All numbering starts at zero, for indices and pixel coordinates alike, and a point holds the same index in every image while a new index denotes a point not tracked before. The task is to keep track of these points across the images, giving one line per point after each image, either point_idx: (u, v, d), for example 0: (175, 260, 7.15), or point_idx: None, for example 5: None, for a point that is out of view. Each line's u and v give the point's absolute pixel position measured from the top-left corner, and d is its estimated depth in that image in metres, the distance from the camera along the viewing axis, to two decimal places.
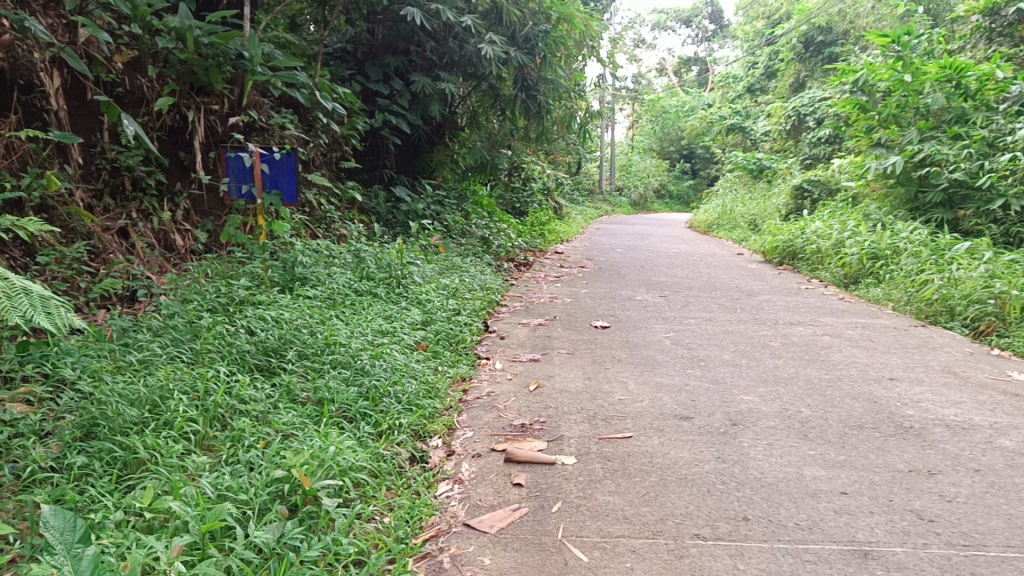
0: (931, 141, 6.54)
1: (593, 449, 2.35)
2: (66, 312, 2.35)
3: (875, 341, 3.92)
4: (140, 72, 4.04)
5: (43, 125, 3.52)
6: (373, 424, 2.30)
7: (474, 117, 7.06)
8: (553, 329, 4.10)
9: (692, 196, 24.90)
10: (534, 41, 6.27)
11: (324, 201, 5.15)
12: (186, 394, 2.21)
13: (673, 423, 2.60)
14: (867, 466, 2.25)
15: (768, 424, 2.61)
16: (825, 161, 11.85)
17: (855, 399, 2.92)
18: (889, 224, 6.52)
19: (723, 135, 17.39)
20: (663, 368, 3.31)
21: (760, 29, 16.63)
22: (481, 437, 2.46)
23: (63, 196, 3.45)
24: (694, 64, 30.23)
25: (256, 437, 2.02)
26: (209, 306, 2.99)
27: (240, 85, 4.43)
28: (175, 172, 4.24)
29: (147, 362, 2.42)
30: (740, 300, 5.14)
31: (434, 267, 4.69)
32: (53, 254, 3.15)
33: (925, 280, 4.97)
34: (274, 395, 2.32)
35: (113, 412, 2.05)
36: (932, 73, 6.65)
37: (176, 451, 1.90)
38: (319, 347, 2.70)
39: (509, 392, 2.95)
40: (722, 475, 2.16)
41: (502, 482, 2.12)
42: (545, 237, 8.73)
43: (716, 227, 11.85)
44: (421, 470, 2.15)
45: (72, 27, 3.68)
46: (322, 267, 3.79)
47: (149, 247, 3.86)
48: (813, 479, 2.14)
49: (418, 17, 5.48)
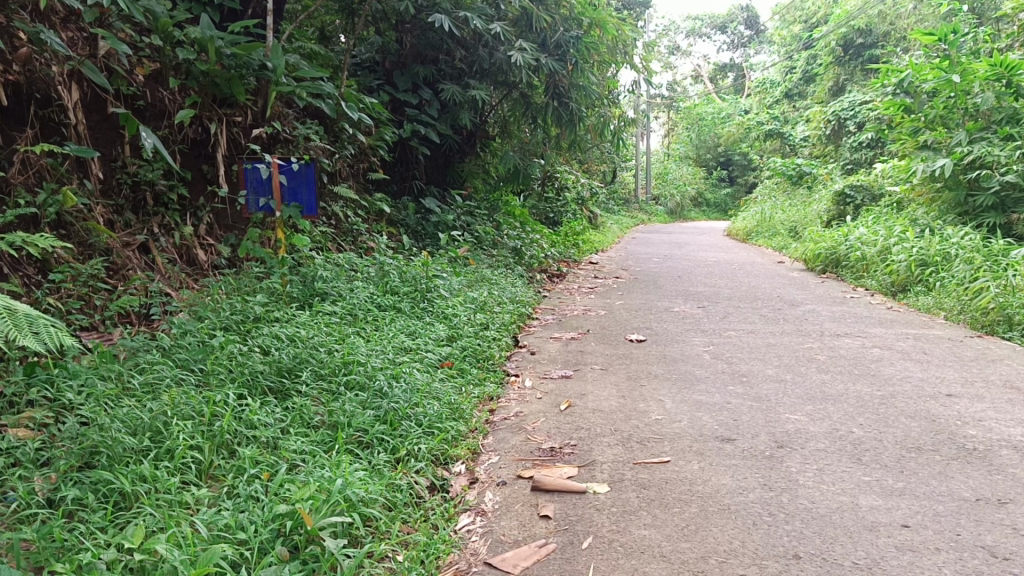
0: (981, 142, 6.29)
1: (627, 476, 2.18)
2: (62, 331, 2.24)
3: (928, 354, 3.70)
4: (161, 84, 3.93)
5: (61, 139, 3.41)
6: (390, 450, 2.15)
7: (505, 126, 6.91)
8: (586, 343, 3.93)
9: (729, 204, 24.63)
10: (565, 47, 6.12)
11: (350, 213, 5.04)
12: (190, 420, 2.06)
13: (713, 446, 2.42)
14: (929, 495, 2.05)
15: (818, 446, 2.42)
16: (867, 165, 11.60)
17: (911, 418, 2.71)
18: (937, 229, 6.29)
19: (761, 141, 17.14)
20: (702, 385, 3.12)
21: (798, 33, 16.41)
22: (507, 462, 2.30)
23: (81, 212, 3.33)
24: (730, 71, 29.97)
25: (263, 468, 1.87)
26: (222, 324, 2.86)
27: (264, 96, 4.33)
28: (198, 186, 4.14)
29: (153, 387, 2.28)
30: (783, 310, 4.93)
31: (463, 280, 4.54)
32: (68, 271, 3.02)
33: (979, 289, 4.74)
34: (285, 419, 2.18)
35: (113, 439, 1.90)
36: (980, 72, 6.38)
37: (175, 484, 1.74)
38: (335, 367, 2.56)
39: (539, 412, 2.78)
40: (769, 505, 1.98)
41: (528, 513, 1.96)
42: (580, 248, 8.56)
43: (755, 235, 11.62)
44: (439, 500, 1.99)
45: (92, 40, 3.59)
46: (343, 281, 3.66)
47: (170, 263, 3.76)
48: (870, 510, 1.95)
49: (446, 24, 5.34)
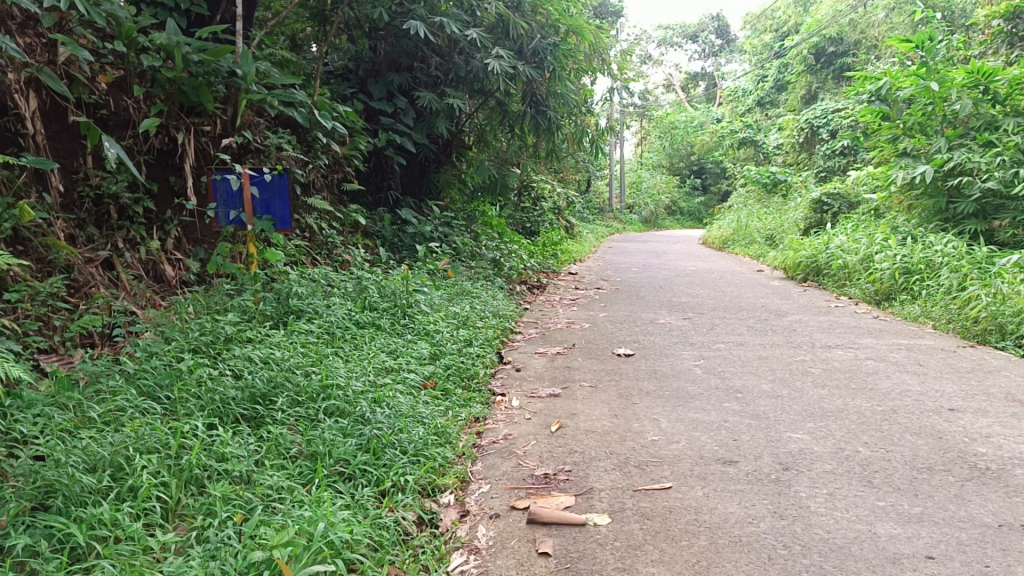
0: (961, 149, 6.24)
1: (628, 505, 2.03)
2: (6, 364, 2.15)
3: (924, 365, 3.60)
4: (125, 92, 3.76)
5: (19, 150, 3.22)
6: (374, 482, 2.00)
7: (482, 136, 6.78)
8: (573, 358, 3.80)
9: (703, 213, 24.67)
10: (543, 54, 5.99)
11: (325, 225, 4.87)
12: (155, 454, 1.89)
13: (716, 469, 2.28)
14: (949, 521, 1.92)
15: (825, 468, 2.29)
16: (840, 173, 11.62)
17: (917, 435, 2.59)
18: (919, 237, 6.23)
19: (734, 150, 17.14)
20: (697, 402, 2.99)
21: (769, 42, 16.44)
22: (499, 491, 2.15)
23: (39, 226, 3.14)
24: (702, 80, 30.10)
25: (236, 508, 1.70)
26: (191, 346, 2.69)
27: (234, 104, 4.17)
28: (164, 198, 3.95)
29: (114, 418, 2.09)
30: (770, 321, 4.83)
31: (444, 294, 4.40)
32: (25, 291, 2.83)
33: (968, 297, 4.65)
34: (259, 450, 2.02)
35: (70, 477, 1.72)
36: (959, 79, 6.33)
37: (137, 530, 1.57)
38: (314, 392, 2.41)
39: (528, 434, 2.64)
40: (782, 535, 1.84)
41: (526, 551, 1.81)
42: (558, 258, 8.44)
43: (731, 243, 11.57)
44: (429, 538, 1.84)
45: (52, 46, 3.40)
46: (319, 297, 3.49)
47: (135, 279, 3.57)
48: (890, 540, 1.82)
49: (421, 30, 5.19)
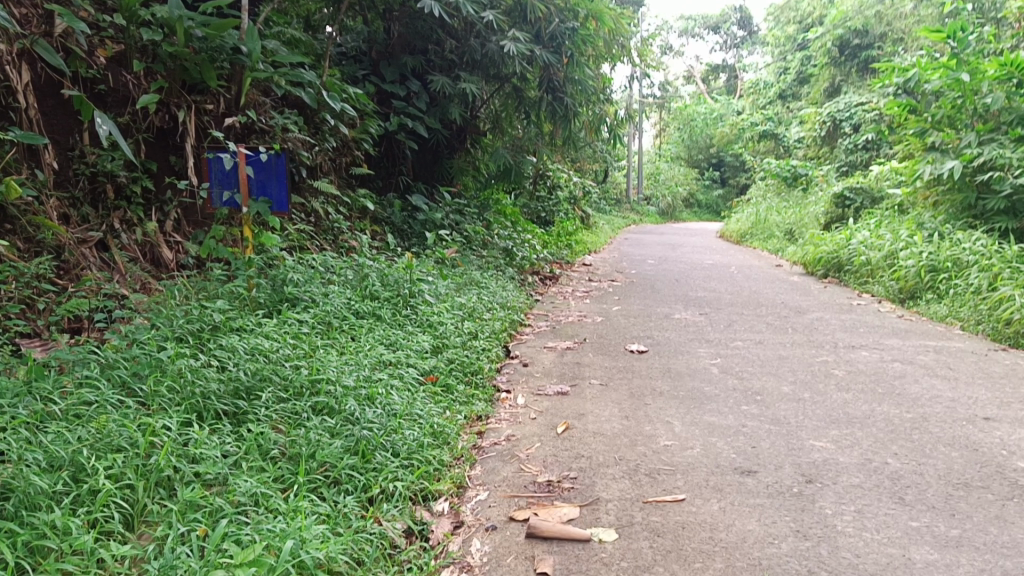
0: (992, 143, 5.99)
1: (637, 519, 1.87)
2: None
3: (954, 370, 3.40)
4: (125, 67, 3.60)
5: (9, 125, 3.07)
6: (361, 488, 1.85)
7: (496, 122, 6.58)
8: (583, 354, 3.63)
9: (721, 206, 24.46)
10: (561, 39, 5.79)
11: (330, 209, 4.72)
12: (122, 454, 1.74)
13: (734, 480, 2.11)
14: (992, 547, 1.74)
15: (852, 482, 2.12)
16: (863, 167, 11.37)
17: (950, 446, 2.41)
18: (946, 234, 6.01)
19: (755, 142, 16.88)
20: (713, 404, 2.81)
21: (791, 34, 15.99)
22: (497, 500, 2.00)
23: (26, 205, 2.99)
24: (722, 71, 29.79)
25: (201, 520, 1.54)
26: (178, 335, 2.55)
27: (238, 83, 4.03)
28: (163, 177, 3.80)
29: (81, 413, 1.93)
30: (790, 318, 4.64)
31: (451, 283, 4.24)
32: (8, 272, 2.70)
33: (999, 298, 4.44)
34: (235, 452, 1.86)
35: (22, 478, 1.56)
36: (992, 72, 6.03)
37: (88, 543, 1.41)
38: (302, 387, 2.26)
39: (532, 435, 2.48)
40: (806, 559, 1.67)
41: (523, 570, 1.65)
42: (573, 249, 8.27)
43: (749, 237, 11.35)
44: (418, 552, 1.68)
45: (49, 17, 3.24)
46: (317, 284, 3.34)
47: (130, 262, 3.39)
48: (927, 567, 1.65)
49: (436, 10, 5.00)
